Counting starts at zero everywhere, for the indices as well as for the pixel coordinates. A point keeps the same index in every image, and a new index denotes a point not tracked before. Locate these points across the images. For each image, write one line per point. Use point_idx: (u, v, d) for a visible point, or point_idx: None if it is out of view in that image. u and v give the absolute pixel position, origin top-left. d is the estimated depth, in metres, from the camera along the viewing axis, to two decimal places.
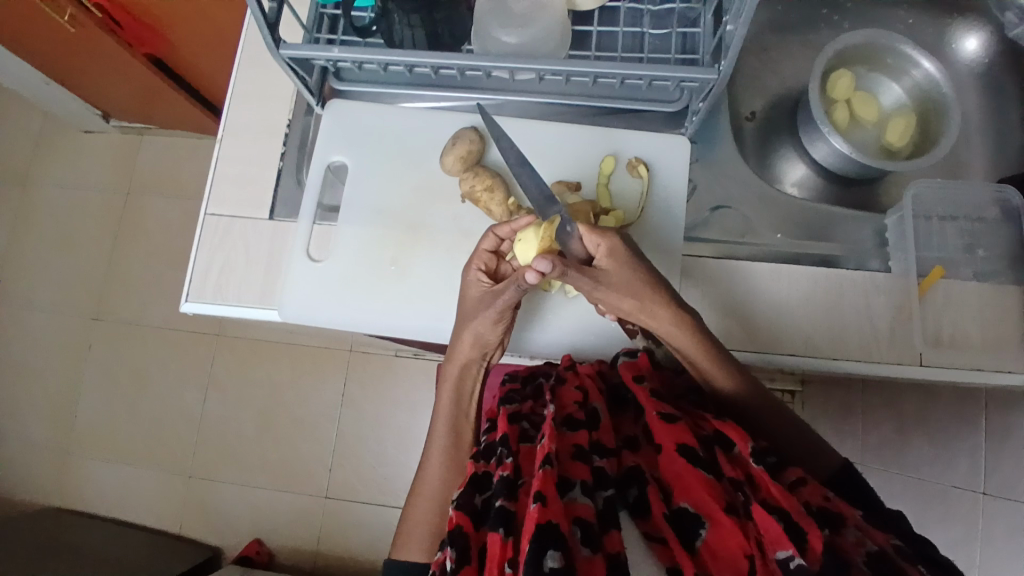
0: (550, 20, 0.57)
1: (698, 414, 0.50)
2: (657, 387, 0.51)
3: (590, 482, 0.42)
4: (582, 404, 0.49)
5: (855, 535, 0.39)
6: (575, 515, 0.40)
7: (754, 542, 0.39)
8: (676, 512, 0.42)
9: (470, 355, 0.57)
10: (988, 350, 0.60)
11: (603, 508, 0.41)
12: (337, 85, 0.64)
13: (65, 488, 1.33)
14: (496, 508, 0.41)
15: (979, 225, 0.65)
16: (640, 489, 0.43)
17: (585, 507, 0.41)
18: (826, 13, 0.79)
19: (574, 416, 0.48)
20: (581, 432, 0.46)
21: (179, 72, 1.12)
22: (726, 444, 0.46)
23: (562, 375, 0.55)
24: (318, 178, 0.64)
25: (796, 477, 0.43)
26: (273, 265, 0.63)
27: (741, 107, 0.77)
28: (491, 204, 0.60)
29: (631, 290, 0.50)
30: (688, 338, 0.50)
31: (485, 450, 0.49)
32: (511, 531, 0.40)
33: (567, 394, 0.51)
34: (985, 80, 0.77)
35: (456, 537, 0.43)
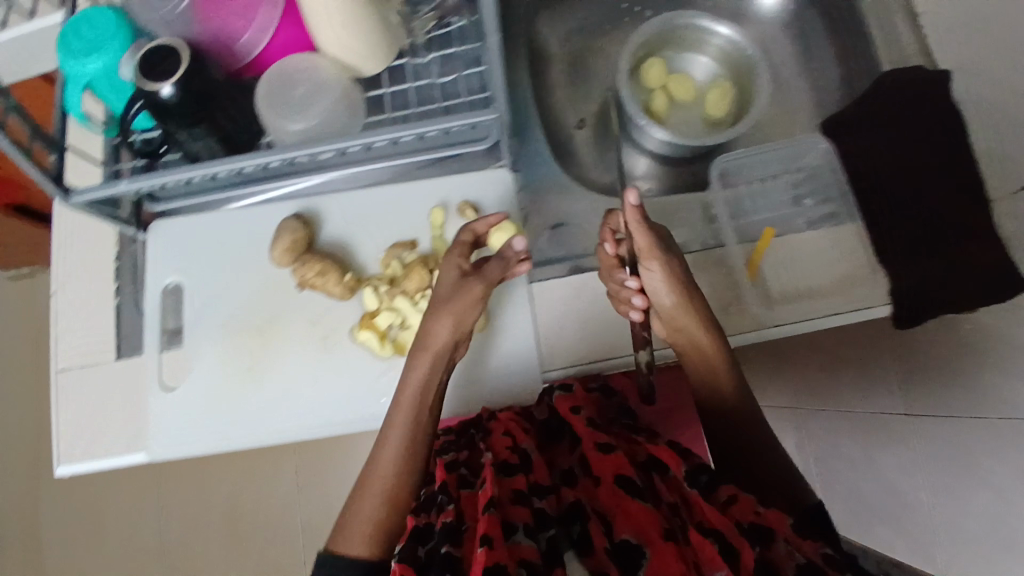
0: (332, 99, 0.57)
1: (631, 437, 0.52)
2: (593, 416, 0.54)
3: (532, 524, 0.43)
4: (514, 448, 0.51)
5: (786, 546, 0.38)
6: (520, 556, 0.40)
7: (693, 565, 0.40)
8: (620, 543, 0.42)
9: (429, 370, 0.53)
10: (842, 290, 0.62)
11: (547, 548, 0.42)
12: (153, 207, 0.63)
13: None
14: (444, 556, 0.43)
15: (800, 176, 0.69)
16: (583, 525, 0.44)
17: (529, 547, 0.41)
18: (627, 8, 0.79)
19: (508, 461, 0.50)
20: (518, 477, 0.48)
21: (36, 211, 1.08)
22: (663, 469, 0.48)
23: (486, 425, 0.56)
24: (156, 306, 0.63)
25: (728, 494, 0.43)
26: (136, 404, 0.62)
27: (568, 117, 0.76)
28: (328, 286, 0.59)
29: (673, 265, 0.54)
30: (706, 325, 0.53)
31: (424, 501, 0.50)
32: None
33: (499, 441, 0.53)
34: (795, 27, 0.79)
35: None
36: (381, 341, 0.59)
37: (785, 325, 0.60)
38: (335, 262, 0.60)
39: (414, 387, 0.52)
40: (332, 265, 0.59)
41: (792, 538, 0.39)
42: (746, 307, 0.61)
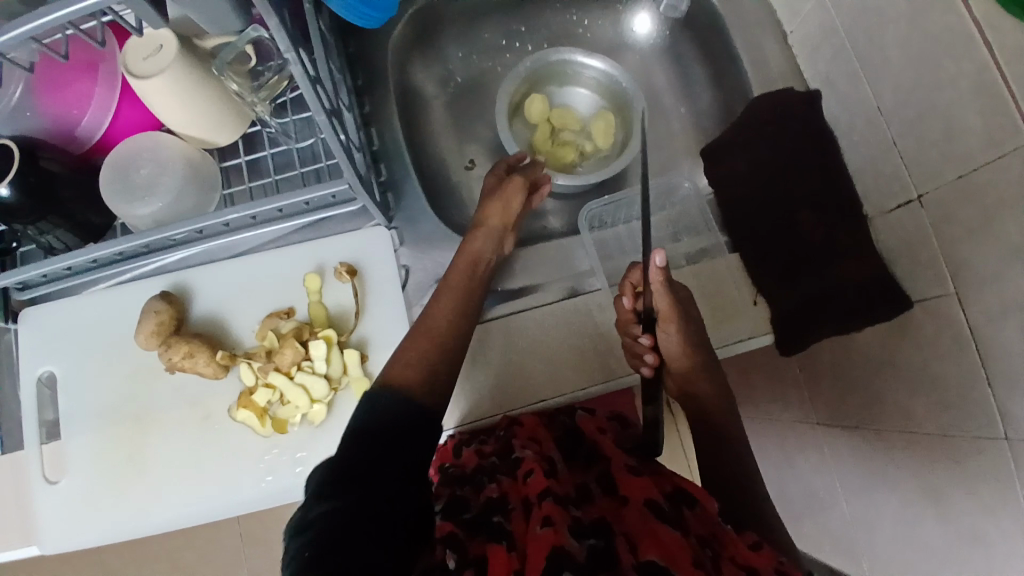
0: (179, 180, 0.56)
1: (650, 467, 0.55)
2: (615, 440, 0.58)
3: (577, 527, 0.46)
4: (546, 460, 0.53)
5: None
6: (567, 552, 0.42)
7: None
8: (644, 562, 0.43)
9: (450, 319, 0.55)
10: (719, 324, 0.62)
11: (591, 552, 0.43)
12: (20, 295, 0.61)
13: None
14: (494, 526, 0.48)
15: (677, 210, 0.72)
16: (608, 540, 0.45)
17: (575, 547, 0.43)
18: (506, 45, 0.79)
19: (541, 471, 0.52)
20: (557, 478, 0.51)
21: None
22: (690, 502, 0.50)
23: (514, 431, 0.58)
24: (32, 401, 0.61)
25: (754, 540, 0.48)
26: (21, 501, 0.61)
27: (457, 161, 0.76)
28: (199, 366, 0.58)
29: (698, 336, 0.58)
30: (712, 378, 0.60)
31: (468, 478, 0.54)
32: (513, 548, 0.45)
33: (533, 446, 0.56)
34: (668, 53, 0.78)
35: (454, 542, 0.46)
36: (260, 418, 0.59)
37: None
38: (205, 342, 0.59)
39: (433, 337, 0.53)
40: (201, 345, 0.58)
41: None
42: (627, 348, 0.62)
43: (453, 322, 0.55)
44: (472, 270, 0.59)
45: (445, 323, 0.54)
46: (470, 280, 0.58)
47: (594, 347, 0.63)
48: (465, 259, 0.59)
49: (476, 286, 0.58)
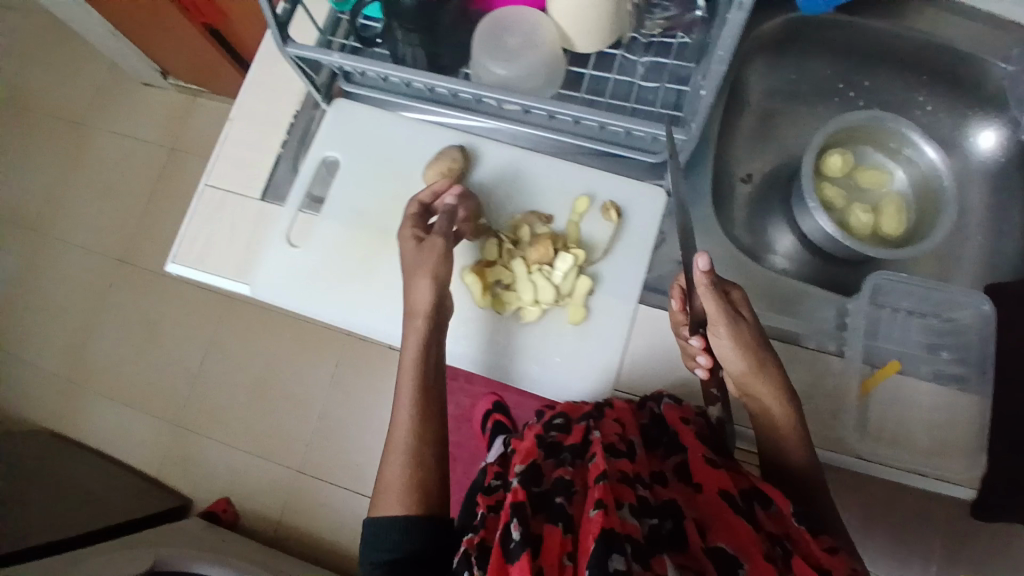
0: (538, 60, 0.59)
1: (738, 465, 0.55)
2: (700, 432, 0.57)
3: (638, 504, 0.47)
4: (622, 436, 0.55)
5: None
6: (626, 531, 0.44)
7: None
8: (712, 547, 0.45)
9: (431, 299, 0.58)
10: (928, 455, 0.59)
11: (649, 532, 0.46)
12: (344, 85, 0.68)
13: (67, 415, 1.40)
14: (556, 505, 0.48)
15: (947, 325, 0.64)
16: (676, 522, 0.47)
17: (633, 525, 0.45)
18: (841, 88, 0.78)
19: (616, 445, 0.53)
20: (625, 461, 0.52)
21: (228, 41, 1.18)
22: (766, 501, 0.49)
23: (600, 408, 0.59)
24: (311, 171, 0.68)
25: (832, 544, 0.47)
26: (254, 243, 0.67)
27: (738, 167, 0.78)
28: (462, 221, 0.64)
29: (745, 345, 0.52)
30: (775, 398, 0.54)
31: (551, 447, 0.56)
32: (569, 528, 0.46)
33: (609, 426, 0.56)
34: (996, 179, 0.74)
35: (518, 513, 0.47)
36: (484, 289, 0.62)
37: (873, 461, 0.58)
38: (478, 203, 0.64)
39: (400, 448, 0.54)
40: (474, 206, 0.63)
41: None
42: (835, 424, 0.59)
43: (416, 430, 0.55)
44: (428, 340, 0.58)
45: (409, 435, 0.54)
46: (423, 367, 0.57)
47: None
48: (416, 317, 0.58)
49: (431, 354, 0.58)
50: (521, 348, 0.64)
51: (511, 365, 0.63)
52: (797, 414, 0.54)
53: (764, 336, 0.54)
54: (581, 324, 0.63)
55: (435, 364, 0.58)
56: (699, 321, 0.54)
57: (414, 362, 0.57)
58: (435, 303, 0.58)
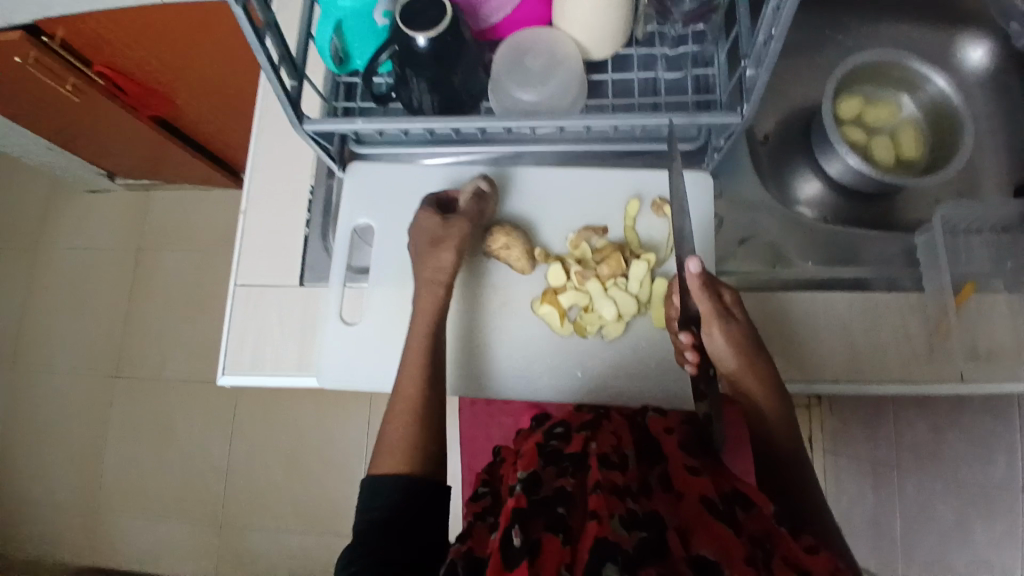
0: (568, 75, 0.57)
1: (716, 468, 0.50)
2: (681, 436, 0.53)
3: (628, 515, 0.42)
4: (616, 448, 0.50)
5: None
6: (614, 541, 0.38)
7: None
8: (695, 557, 0.39)
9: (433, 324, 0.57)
10: None
11: (643, 543, 0.40)
12: (356, 148, 0.65)
13: (98, 548, 1.32)
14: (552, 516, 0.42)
15: (1005, 236, 0.65)
16: (661, 531, 0.41)
17: (623, 537, 0.40)
18: (830, 33, 0.80)
19: (608, 456, 0.49)
20: (617, 470, 0.47)
21: (182, 128, 1.12)
22: (748, 505, 0.45)
23: (594, 422, 0.55)
24: (346, 243, 0.65)
25: (813, 545, 0.43)
26: (307, 331, 0.64)
27: (756, 129, 0.77)
28: (513, 254, 0.61)
29: (734, 342, 0.55)
30: (763, 390, 0.56)
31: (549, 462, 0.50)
32: (570, 541, 0.40)
33: (604, 437, 0.52)
34: (995, 86, 0.77)
35: (518, 522, 0.41)
36: (561, 317, 0.61)
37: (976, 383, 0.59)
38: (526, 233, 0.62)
39: (398, 449, 0.51)
40: (521, 240, 0.61)
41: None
42: (936, 355, 0.60)
43: (416, 434, 0.52)
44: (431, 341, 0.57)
45: (403, 436, 0.52)
46: (431, 370, 0.55)
47: (892, 345, 0.60)
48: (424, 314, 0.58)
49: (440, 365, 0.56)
50: (600, 364, 0.61)
51: (596, 383, 0.61)
52: (787, 411, 0.56)
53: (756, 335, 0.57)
54: (661, 330, 0.62)
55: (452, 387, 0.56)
56: (690, 319, 0.56)
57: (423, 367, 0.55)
58: (433, 334, 0.57)
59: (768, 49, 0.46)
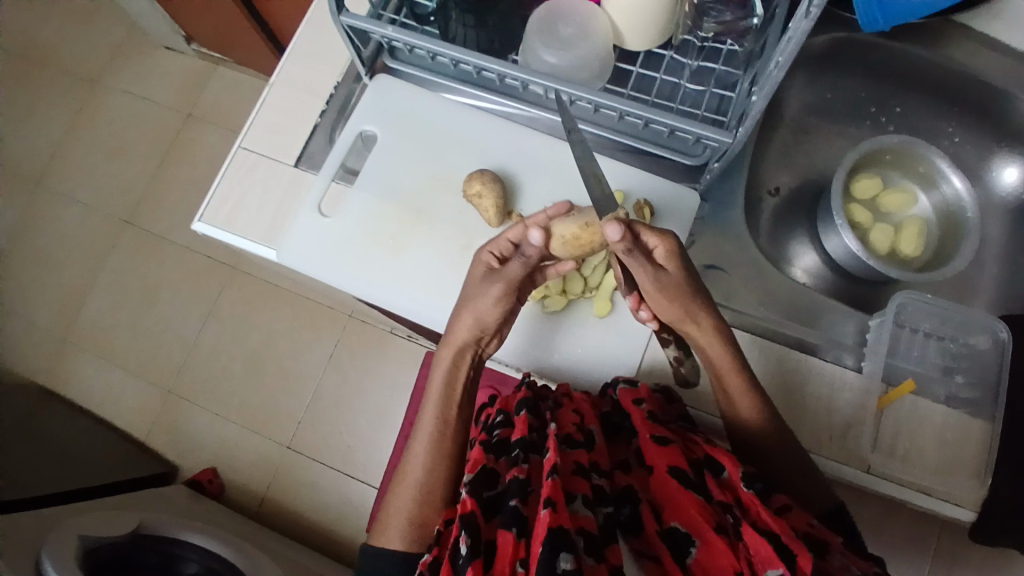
0: (591, 52, 0.60)
1: (690, 437, 0.52)
2: (656, 411, 0.53)
3: (592, 496, 0.44)
4: (581, 426, 0.51)
5: (841, 561, 0.43)
6: (579, 525, 0.41)
7: (745, 561, 0.41)
8: (668, 530, 0.44)
9: (467, 337, 0.57)
10: (943, 475, 0.59)
11: (604, 522, 0.43)
12: (389, 61, 0.68)
13: (53, 372, 1.38)
14: (509, 508, 0.43)
15: (962, 349, 0.66)
16: (633, 508, 0.46)
17: (586, 518, 0.42)
18: (873, 112, 0.81)
19: (574, 436, 0.50)
20: (578, 450, 0.48)
21: (259, 12, 1.18)
22: (716, 469, 0.48)
23: (558, 399, 0.56)
24: (347, 142, 0.68)
25: (783, 504, 0.46)
26: (284, 210, 0.67)
27: (766, 182, 0.79)
28: (483, 206, 0.64)
29: (676, 292, 0.53)
30: (716, 346, 0.55)
31: (497, 445, 0.51)
32: (523, 532, 0.42)
33: (567, 416, 0.52)
34: (1018, 213, 0.77)
35: (469, 526, 0.43)
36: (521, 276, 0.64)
37: (881, 477, 0.58)
38: (500, 190, 0.64)
39: (412, 486, 0.53)
40: (493, 191, 0.63)
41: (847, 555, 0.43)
42: (850, 435, 0.60)
43: (429, 468, 0.54)
44: (454, 366, 0.57)
45: (422, 472, 0.54)
46: (447, 399, 0.56)
47: (813, 411, 0.61)
48: (448, 347, 0.57)
49: (456, 386, 0.57)
50: (566, 335, 0.64)
51: (554, 350, 0.64)
52: (752, 386, 0.55)
53: (693, 274, 0.55)
54: (607, 317, 0.64)
55: (464, 404, 0.57)
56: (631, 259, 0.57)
57: (438, 396, 0.56)
58: (466, 342, 0.57)
59: (771, 73, 0.48)
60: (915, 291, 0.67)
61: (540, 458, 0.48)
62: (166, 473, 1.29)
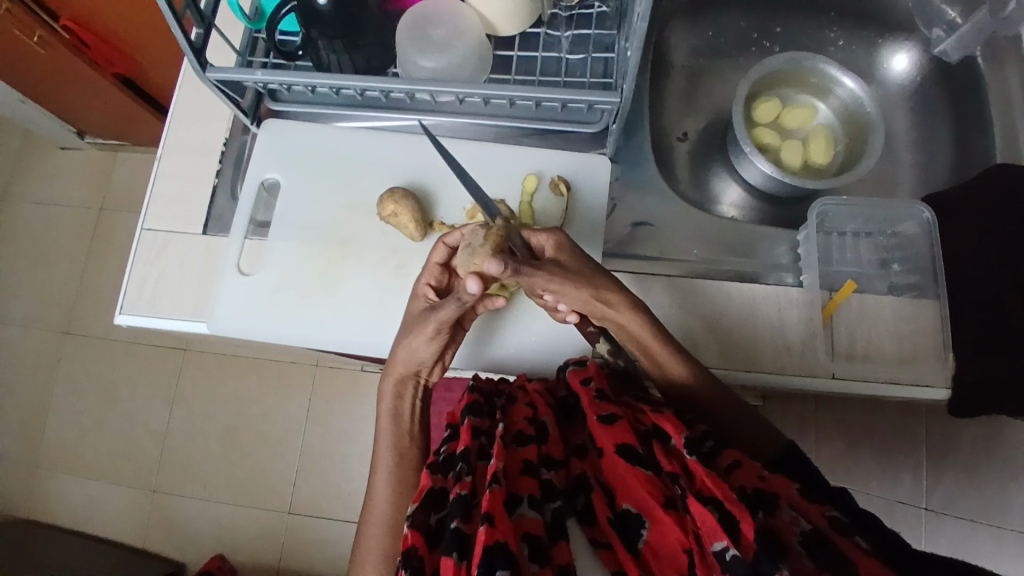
0: (465, 49, 0.60)
1: (637, 405, 0.52)
2: (603, 388, 0.53)
3: (540, 494, 0.44)
4: (532, 420, 0.51)
5: (791, 515, 0.41)
6: (523, 531, 0.41)
7: (692, 536, 0.40)
8: (620, 514, 0.43)
9: (407, 366, 0.57)
10: (903, 363, 0.61)
11: (552, 521, 0.43)
12: (271, 104, 0.66)
13: (31, 502, 1.32)
14: (450, 531, 0.41)
15: (893, 240, 0.68)
16: (587, 496, 0.45)
17: (533, 521, 0.42)
18: (757, 38, 0.82)
19: (524, 432, 0.50)
20: (530, 448, 0.48)
21: (145, 90, 1.15)
22: (664, 437, 0.47)
23: (514, 395, 0.56)
24: (251, 195, 0.67)
25: (733, 461, 0.46)
26: (205, 280, 0.65)
27: (673, 128, 0.80)
28: (403, 223, 0.63)
29: (584, 282, 0.52)
30: (641, 325, 0.54)
31: (443, 463, 0.50)
32: (465, 555, 0.40)
33: (518, 411, 0.53)
34: (916, 99, 0.79)
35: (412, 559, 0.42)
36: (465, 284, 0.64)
37: (847, 381, 0.60)
38: (413, 202, 0.63)
39: (380, 521, 0.54)
40: (409, 206, 0.63)
41: (798, 504, 0.43)
42: (807, 348, 0.61)
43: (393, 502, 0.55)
44: (396, 400, 0.58)
45: (388, 507, 0.55)
46: (398, 431, 0.58)
47: (770, 337, 0.62)
48: (388, 381, 0.58)
49: (403, 418, 0.58)
50: (515, 328, 0.66)
51: (507, 343, 0.65)
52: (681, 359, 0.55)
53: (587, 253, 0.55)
54: None
55: (415, 434, 0.59)
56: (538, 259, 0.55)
57: (390, 430, 0.58)
58: (407, 367, 0.57)
59: (635, 26, 0.48)
60: (833, 197, 0.68)
61: (485, 464, 0.47)
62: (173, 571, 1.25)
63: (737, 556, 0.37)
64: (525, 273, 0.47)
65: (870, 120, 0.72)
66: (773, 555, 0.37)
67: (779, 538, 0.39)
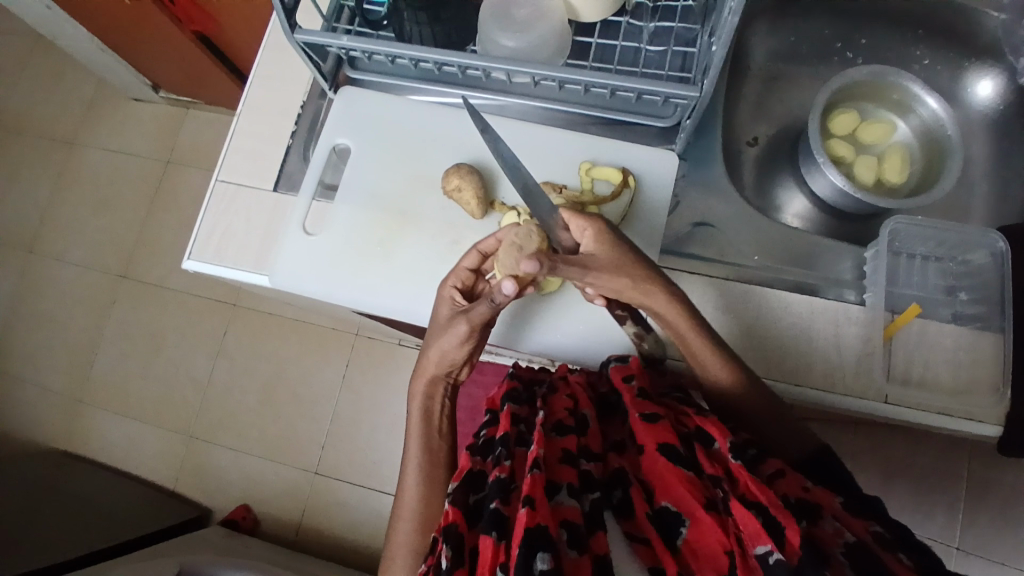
0: (547, 31, 0.60)
1: (680, 408, 0.52)
2: (644, 387, 0.53)
3: (579, 483, 0.44)
4: (572, 412, 0.51)
5: (834, 526, 0.40)
6: (562, 517, 0.41)
7: (734, 538, 0.40)
8: (658, 511, 0.43)
9: (436, 369, 0.58)
10: (959, 395, 0.59)
11: (590, 510, 0.43)
12: (350, 72, 0.68)
13: (75, 433, 1.39)
14: (489, 510, 0.42)
15: (962, 267, 0.66)
16: (625, 491, 0.45)
17: (571, 509, 0.42)
18: (839, 48, 0.80)
19: (564, 422, 0.50)
20: (569, 437, 0.48)
21: (222, 50, 1.18)
22: (707, 441, 0.47)
23: (555, 384, 0.57)
24: (322, 158, 0.69)
25: (776, 469, 0.45)
26: (270, 235, 0.67)
27: (742, 132, 0.78)
28: (465, 200, 0.64)
29: (619, 269, 0.52)
30: (678, 318, 0.53)
31: (483, 446, 0.51)
32: (504, 535, 0.41)
33: (558, 401, 0.53)
34: (999, 126, 0.76)
35: (452, 536, 0.43)
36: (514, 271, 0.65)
37: (899, 405, 0.58)
38: (477, 180, 0.64)
39: (410, 517, 0.55)
40: (472, 183, 0.64)
41: (842, 517, 0.42)
42: (860, 367, 0.60)
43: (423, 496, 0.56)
44: (428, 397, 0.59)
45: (417, 501, 0.56)
46: (427, 429, 0.59)
47: (823, 351, 0.60)
48: (420, 380, 0.59)
49: (433, 414, 0.59)
50: (562, 315, 0.65)
51: (557, 330, 0.65)
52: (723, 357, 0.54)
53: (624, 240, 0.55)
54: None
55: (444, 429, 0.60)
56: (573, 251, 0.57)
57: (419, 429, 0.59)
58: (435, 370, 0.58)
59: (724, 22, 0.48)
60: (905, 217, 0.66)
61: (524, 450, 0.48)
62: (201, 515, 1.30)
63: (781, 561, 0.37)
64: (561, 270, 0.49)
65: (951, 141, 0.70)
66: (817, 563, 0.37)
67: (822, 550, 0.39)
